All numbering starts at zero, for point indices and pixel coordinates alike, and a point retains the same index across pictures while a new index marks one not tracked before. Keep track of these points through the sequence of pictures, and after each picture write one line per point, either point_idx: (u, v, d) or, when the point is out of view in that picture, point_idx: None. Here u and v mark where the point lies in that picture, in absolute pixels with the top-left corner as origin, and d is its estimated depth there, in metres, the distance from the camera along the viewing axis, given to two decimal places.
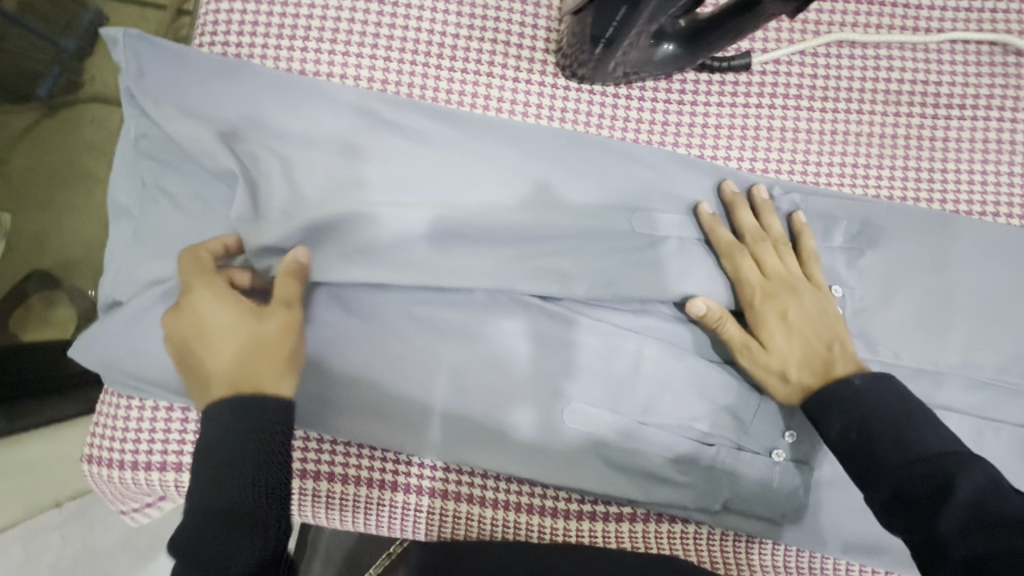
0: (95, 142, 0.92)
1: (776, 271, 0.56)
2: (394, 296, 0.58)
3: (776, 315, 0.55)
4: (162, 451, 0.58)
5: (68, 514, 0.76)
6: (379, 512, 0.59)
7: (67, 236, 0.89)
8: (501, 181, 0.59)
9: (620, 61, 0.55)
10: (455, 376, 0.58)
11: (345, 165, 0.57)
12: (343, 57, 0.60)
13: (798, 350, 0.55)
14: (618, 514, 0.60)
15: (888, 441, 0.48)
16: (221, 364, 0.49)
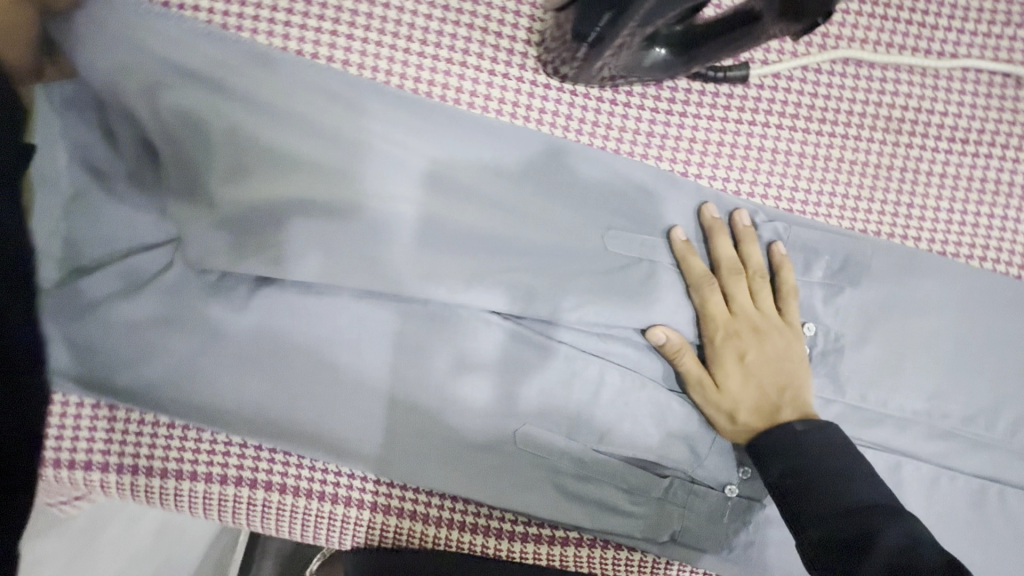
0: None
1: (745, 308, 0.54)
2: (344, 302, 0.54)
3: (734, 355, 0.54)
4: (87, 449, 0.55)
5: None
6: (317, 524, 0.57)
7: None
8: (468, 188, 0.54)
9: (606, 63, 0.49)
10: (403, 390, 0.55)
11: (294, 156, 0.51)
12: (300, 30, 0.54)
13: (753, 391, 0.54)
14: (565, 538, 0.59)
15: (824, 491, 0.48)
16: None
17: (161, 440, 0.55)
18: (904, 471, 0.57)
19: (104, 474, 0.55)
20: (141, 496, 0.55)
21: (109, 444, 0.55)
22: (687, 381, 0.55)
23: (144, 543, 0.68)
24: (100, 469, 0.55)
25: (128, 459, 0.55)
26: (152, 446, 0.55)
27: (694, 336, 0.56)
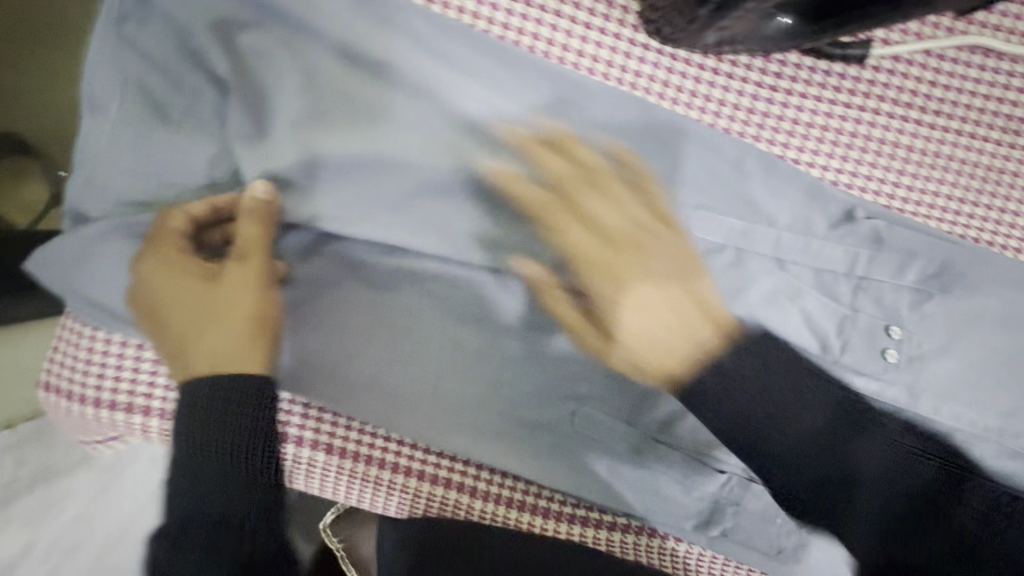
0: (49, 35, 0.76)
1: (587, 236, 0.50)
2: (410, 263, 0.52)
3: (640, 282, 0.50)
4: (127, 391, 0.52)
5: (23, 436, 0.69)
6: (362, 486, 0.55)
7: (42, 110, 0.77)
8: (518, 148, 0.50)
9: (721, 29, 0.44)
10: (462, 360, 0.52)
11: (372, 102, 0.48)
12: None
13: (660, 333, 0.49)
14: (612, 523, 0.57)
15: (847, 488, 0.48)
16: None
17: None
18: None
19: (145, 419, 0.52)
20: None
21: (150, 389, 0.52)
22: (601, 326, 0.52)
23: None
24: (141, 413, 0.52)
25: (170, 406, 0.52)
26: None
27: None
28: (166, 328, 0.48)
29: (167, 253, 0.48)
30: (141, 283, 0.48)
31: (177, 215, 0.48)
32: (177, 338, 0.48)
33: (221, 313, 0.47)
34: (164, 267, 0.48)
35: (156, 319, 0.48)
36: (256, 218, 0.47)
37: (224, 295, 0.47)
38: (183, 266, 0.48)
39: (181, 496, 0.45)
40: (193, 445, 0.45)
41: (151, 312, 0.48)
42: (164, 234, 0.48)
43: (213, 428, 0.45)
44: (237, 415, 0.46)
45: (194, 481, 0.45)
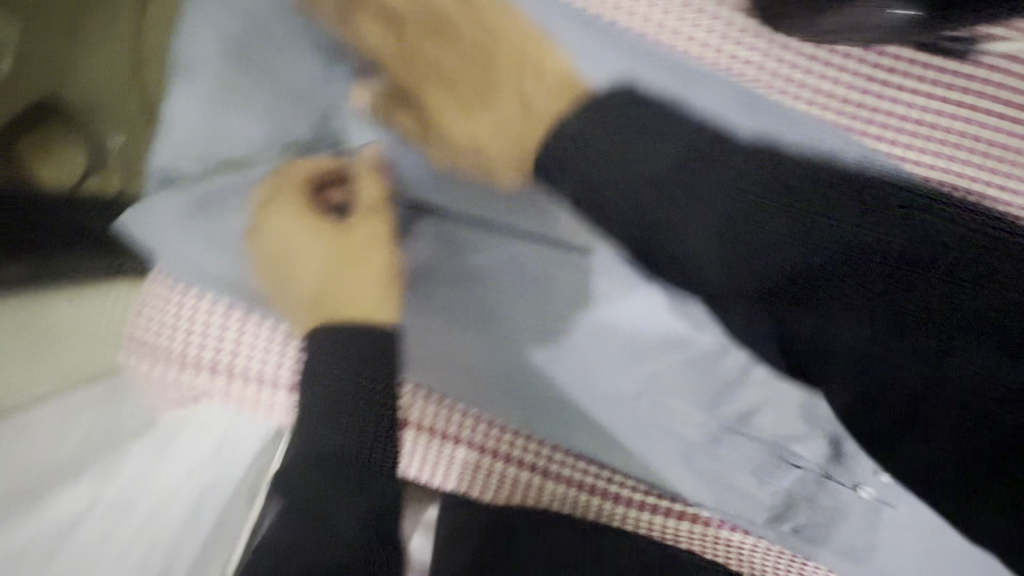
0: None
1: (457, 62, 0.54)
2: (500, 238, 0.52)
3: (460, 108, 0.53)
4: (213, 350, 0.53)
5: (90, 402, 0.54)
6: (433, 461, 0.56)
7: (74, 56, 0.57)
8: (552, 56, 0.53)
9: None
10: (545, 339, 0.52)
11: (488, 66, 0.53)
12: None
13: (475, 116, 0.53)
14: (682, 513, 0.56)
15: (881, 379, 0.38)
16: None
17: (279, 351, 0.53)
18: None
19: (231, 383, 0.54)
20: (265, 409, 0.55)
21: (236, 349, 0.53)
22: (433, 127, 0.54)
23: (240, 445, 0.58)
24: (223, 373, 0.54)
25: (254, 369, 0.54)
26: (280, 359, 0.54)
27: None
28: (293, 276, 0.53)
29: (293, 207, 0.53)
30: (265, 235, 0.53)
31: (294, 172, 0.54)
32: (302, 286, 0.52)
33: (344, 261, 0.52)
34: (292, 220, 0.53)
35: (281, 270, 0.53)
36: (367, 176, 0.54)
37: (347, 245, 0.53)
38: (309, 219, 0.53)
39: (314, 434, 0.42)
40: (314, 412, 0.43)
41: (277, 263, 0.53)
42: (281, 190, 0.54)
43: (333, 399, 0.43)
44: (357, 384, 0.43)
45: (334, 413, 0.42)
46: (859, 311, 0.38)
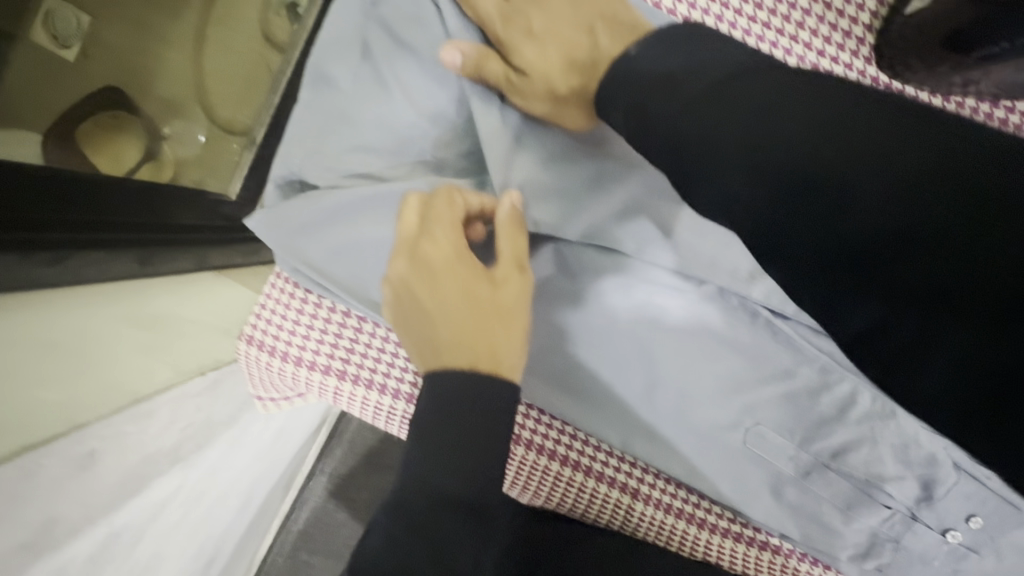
0: (233, 41, 0.95)
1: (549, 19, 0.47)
2: (617, 265, 0.52)
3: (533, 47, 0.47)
4: (327, 354, 0.54)
5: (209, 383, 0.73)
6: (528, 475, 0.57)
7: (159, 77, 0.89)
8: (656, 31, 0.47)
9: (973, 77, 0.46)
10: (651, 367, 0.53)
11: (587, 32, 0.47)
12: None
13: (552, 55, 0.47)
14: (764, 543, 0.57)
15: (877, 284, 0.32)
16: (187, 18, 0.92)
17: (389, 357, 0.54)
18: None
19: (340, 383, 0.55)
20: (369, 409, 0.56)
21: (349, 353, 0.54)
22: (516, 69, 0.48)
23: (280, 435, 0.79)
24: (336, 376, 0.55)
25: (363, 373, 0.55)
26: (390, 365, 0.54)
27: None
28: (415, 315, 0.45)
29: (433, 246, 0.45)
30: (400, 266, 0.46)
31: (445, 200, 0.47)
32: (427, 328, 0.44)
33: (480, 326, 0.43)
34: (426, 259, 0.45)
35: (409, 304, 0.45)
36: (514, 230, 0.46)
37: (483, 308, 0.44)
38: (451, 265, 0.45)
39: (429, 466, 0.39)
40: (424, 438, 0.40)
41: (404, 297, 0.45)
42: (431, 223, 0.46)
43: (450, 428, 0.40)
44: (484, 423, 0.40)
45: (455, 454, 0.39)
46: (841, 254, 0.32)
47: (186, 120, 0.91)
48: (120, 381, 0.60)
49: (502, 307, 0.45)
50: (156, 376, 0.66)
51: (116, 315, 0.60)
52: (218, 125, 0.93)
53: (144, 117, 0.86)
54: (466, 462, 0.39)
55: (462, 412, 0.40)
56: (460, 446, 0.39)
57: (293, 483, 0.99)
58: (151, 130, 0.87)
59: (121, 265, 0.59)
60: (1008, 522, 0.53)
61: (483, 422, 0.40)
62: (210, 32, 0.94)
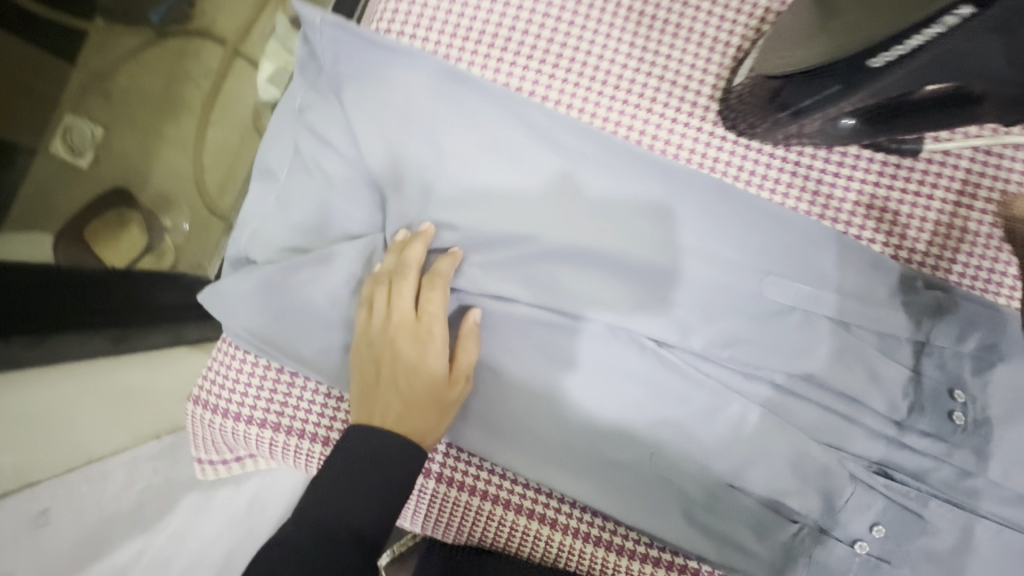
0: (224, 143, 1.07)
1: (451, 122, 0.59)
2: (514, 312, 0.59)
3: (469, 156, 0.59)
4: (262, 409, 0.60)
5: (163, 447, 0.78)
6: (452, 513, 0.61)
7: (154, 172, 1.02)
8: (552, 141, 0.59)
9: (797, 127, 0.52)
10: (555, 402, 0.59)
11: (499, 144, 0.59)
12: (522, 70, 0.62)
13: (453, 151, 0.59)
14: (682, 566, 0.60)
15: None
16: (185, 124, 1.05)
17: (318, 407, 0.60)
18: None
19: (273, 434, 0.60)
20: (300, 457, 0.60)
21: (283, 406, 0.60)
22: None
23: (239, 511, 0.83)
24: (271, 428, 0.60)
25: (296, 423, 0.60)
26: (320, 415, 0.60)
27: (845, 406, 0.58)
28: (382, 365, 0.56)
29: (423, 326, 0.56)
30: (385, 320, 0.56)
31: (438, 286, 0.57)
32: (392, 376, 0.55)
33: (427, 400, 0.55)
34: (414, 331, 0.56)
35: (382, 375, 0.55)
36: (471, 341, 0.57)
37: (435, 388, 0.55)
38: (427, 340, 0.56)
39: (337, 499, 0.49)
40: (343, 474, 0.50)
41: (380, 370, 0.56)
42: (427, 318, 0.56)
43: (365, 465, 0.51)
44: (393, 466, 0.51)
45: (366, 490, 0.50)
46: None
47: (174, 212, 1.02)
48: (72, 446, 0.66)
49: (449, 385, 0.56)
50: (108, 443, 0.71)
51: (85, 390, 0.68)
52: (203, 211, 1.04)
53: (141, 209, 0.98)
54: (373, 497, 0.50)
55: (376, 458, 0.51)
56: (373, 484, 0.50)
57: None
58: (150, 221, 0.98)
59: (95, 341, 0.68)
60: (909, 529, 0.57)
61: (393, 465, 0.51)
62: (208, 133, 1.06)
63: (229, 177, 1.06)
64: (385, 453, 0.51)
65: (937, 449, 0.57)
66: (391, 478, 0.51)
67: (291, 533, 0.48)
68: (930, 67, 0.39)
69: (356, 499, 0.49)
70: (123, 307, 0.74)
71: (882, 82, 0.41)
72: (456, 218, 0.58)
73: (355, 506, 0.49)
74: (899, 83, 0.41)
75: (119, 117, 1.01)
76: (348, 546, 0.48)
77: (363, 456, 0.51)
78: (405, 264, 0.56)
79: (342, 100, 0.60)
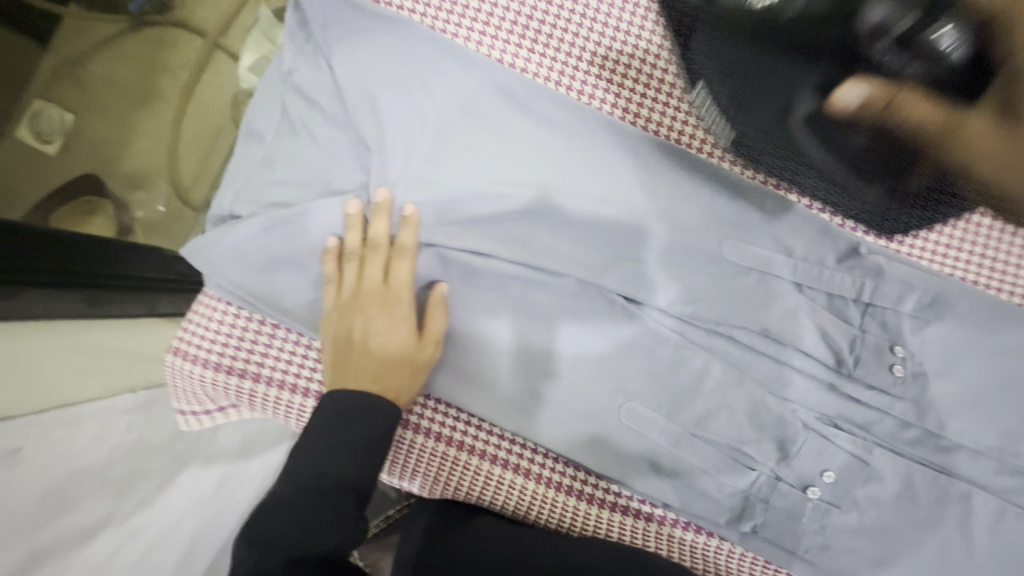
0: (204, 123, 1.06)
1: (435, 88, 0.62)
2: (493, 266, 0.62)
3: (452, 120, 0.62)
4: (244, 360, 0.62)
5: (140, 403, 0.79)
6: (429, 464, 0.62)
7: (129, 149, 1.01)
8: (530, 110, 0.63)
9: (827, 192, 0.58)
10: (531, 355, 0.62)
11: (480, 108, 0.63)
12: (503, 44, 0.66)
13: (438, 113, 0.62)
14: (649, 514, 0.63)
15: None
16: (163, 101, 1.05)
17: (299, 359, 0.62)
18: (976, 502, 0.62)
19: (253, 384, 0.62)
20: (280, 409, 0.63)
21: (265, 357, 0.62)
22: (924, 140, 0.39)
23: (206, 492, 0.81)
24: (252, 378, 0.62)
25: (278, 374, 0.62)
26: (301, 366, 0.62)
27: (799, 361, 0.62)
28: (353, 332, 0.57)
29: (392, 293, 0.59)
30: (354, 290, 0.59)
31: (405, 257, 0.59)
32: (360, 344, 0.57)
33: (398, 361, 0.57)
34: (382, 299, 0.59)
35: (351, 344, 0.57)
36: (437, 309, 0.59)
37: (404, 349, 0.57)
38: (395, 306, 0.58)
39: (319, 454, 0.51)
40: (324, 431, 0.52)
41: (347, 340, 0.57)
42: (393, 287, 0.59)
43: (345, 422, 0.53)
44: (372, 422, 0.53)
45: (346, 445, 0.52)
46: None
47: (149, 191, 1.01)
48: (53, 390, 0.66)
49: (418, 348, 0.58)
50: (83, 389, 0.71)
51: (69, 347, 0.69)
52: (177, 197, 1.02)
53: (112, 195, 0.98)
54: (354, 451, 0.52)
55: (358, 416, 0.53)
56: (354, 441, 0.52)
57: None
58: (120, 205, 0.98)
59: (68, 301, 0.68)
60: (856, 476, 0.61)
61: (371, 423, 0.53)
62: (188, 113, 1.05)
63: (206, 155, 1.05)
64: (364, 411, 0.53)
65: (879, 402, 0.62)
66: (371, 434, 0.53)
67: (290, 477, 0.51)
68: (760, 64, 0.48)
69: (337, 454, 0.51)
70: (94, 270, 0.74)
71: (734, 106, 0.55)
72: (437, 178, 0.61)
73: (337, 461, 0.51)
74: (749, 101, 0.52)
75: (95, 97, 1.02)
76: (334, 494, 0.50)
77: (343, 415, 0.53)
78: (371, 239, 0.58)
79: (329, 62, 0.62)
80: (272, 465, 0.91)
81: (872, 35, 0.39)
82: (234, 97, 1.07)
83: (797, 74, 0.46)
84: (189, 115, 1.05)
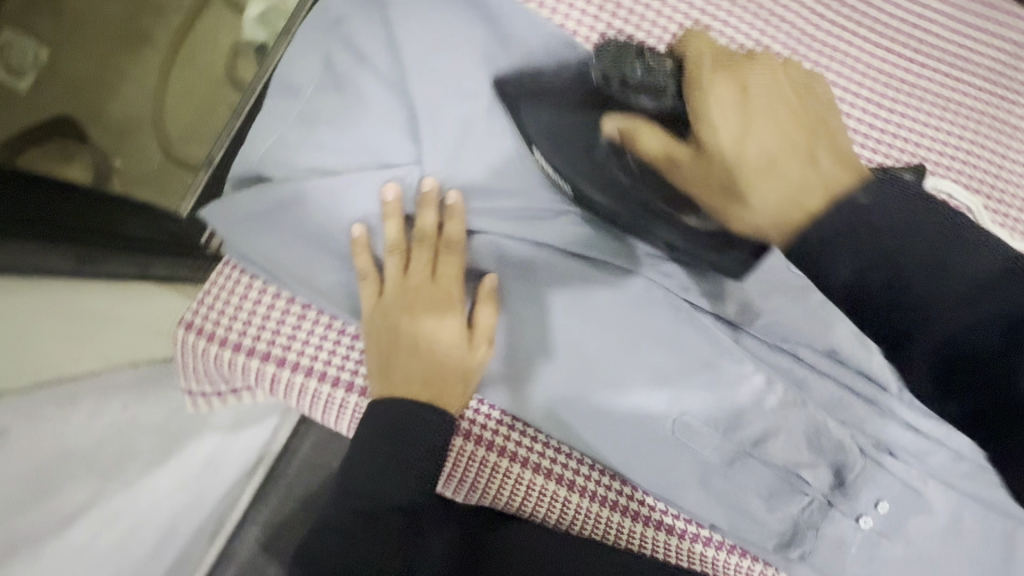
0: (199, 69, 0.95)
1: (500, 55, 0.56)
2: (552, 258, 0.57)
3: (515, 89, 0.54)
4: (268, 340, 0.55)
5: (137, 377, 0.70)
6: (467, 469, 0.58)
7: (118, 92, 0.91)
8: None
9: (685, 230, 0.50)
10: (585, 359, 0.57)
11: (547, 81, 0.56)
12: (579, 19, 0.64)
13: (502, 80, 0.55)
14: (694, 534, 0.60)
15: None
16: (157, 43, 0.95)
17: (329, 345, 0.56)
18: None
19: (279, 369, 0.55)
20: (304, 399, 0.55)
21: (291, 341, 0.55)
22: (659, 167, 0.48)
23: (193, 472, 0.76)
24: (275, 363, 0.55)
25: (304, 359, 0.55)
26: (331, 352, 0.55)
27: (860, 383, 0.59)
28: (398, 329, 0.51)
29: (441, 289, 0.52)
30: (397, 285, 0.52)
31: (456, 250, 0.53)
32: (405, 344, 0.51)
33: (448, 364, 0.50)
34: (430, 295, 0.52)
35: (395, 345, 0.50)
36: (492, 305, 0.53)
37: (455, 350, 0.51)
38: (444, 304, 0.52)
39: (367, 473, 0.46)
40: (370, 446, 0.47)
41: (390, 341, 0.51)
42: (442, 281, 0.52)
43: (393, 435, 0.47)
44: (420, 437, 0.47)
45: (396, 463, 0.46)
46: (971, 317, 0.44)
47: (138, 140, 0.90)
48: (47, 361, 0.58)
49: (469, 349, 0.52)
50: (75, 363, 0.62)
51: (57, 318, 0.59)
52: (168, 152, 0.91)
53: (93, 145, 0.87)
54: (405, 471, 0.46)
55: (408, 430, 0.47)
56: (405, 459, 0.47)
57: (219, 532, 0.89)
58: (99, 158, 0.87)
59: (57, 259, 0.58)
60: (909, 507, 0.59)
61: (422, 439, 0.47)
62: (179, 57, 0.95)
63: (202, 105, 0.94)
64: (414, 424, 0.47)
65: (939, 431, 0.59)
66: (423, 452, 0.47)
67: (336, 489, 0.47)
68: (553, 121, 0.52)
69: (386, 474, 0.46)
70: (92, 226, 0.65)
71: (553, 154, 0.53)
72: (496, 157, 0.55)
73: (388, 483, 0.46)
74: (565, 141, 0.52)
75: (84, 32, 0.92)
76: (384, 516, 0.46)
77: (391, 429, 0.47)
78: (418, 231, 0.53)
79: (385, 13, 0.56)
80: (252, 446, 0.87)
81: (604, 81, 0.51)
82: (233, 45, 0.97)
83: (580, 124, 0.51)
84: (182, 60, 0.95)
